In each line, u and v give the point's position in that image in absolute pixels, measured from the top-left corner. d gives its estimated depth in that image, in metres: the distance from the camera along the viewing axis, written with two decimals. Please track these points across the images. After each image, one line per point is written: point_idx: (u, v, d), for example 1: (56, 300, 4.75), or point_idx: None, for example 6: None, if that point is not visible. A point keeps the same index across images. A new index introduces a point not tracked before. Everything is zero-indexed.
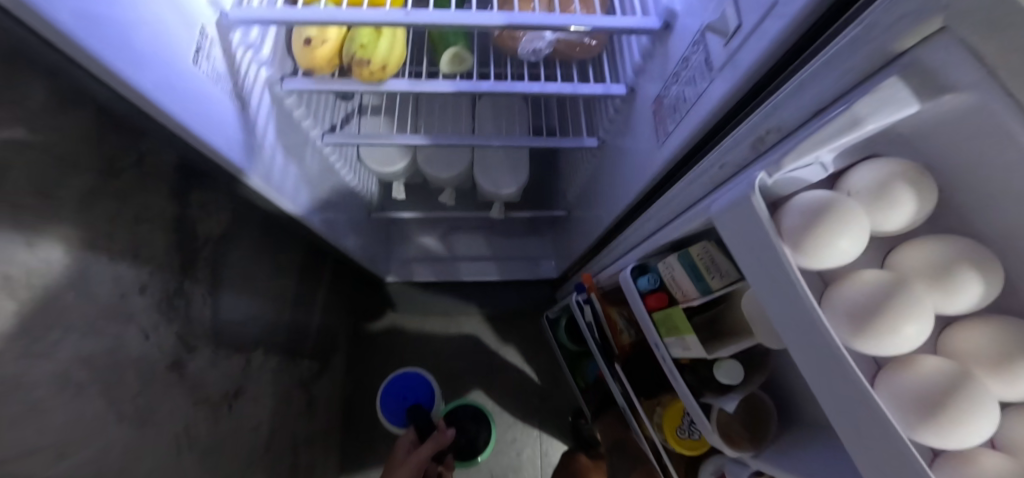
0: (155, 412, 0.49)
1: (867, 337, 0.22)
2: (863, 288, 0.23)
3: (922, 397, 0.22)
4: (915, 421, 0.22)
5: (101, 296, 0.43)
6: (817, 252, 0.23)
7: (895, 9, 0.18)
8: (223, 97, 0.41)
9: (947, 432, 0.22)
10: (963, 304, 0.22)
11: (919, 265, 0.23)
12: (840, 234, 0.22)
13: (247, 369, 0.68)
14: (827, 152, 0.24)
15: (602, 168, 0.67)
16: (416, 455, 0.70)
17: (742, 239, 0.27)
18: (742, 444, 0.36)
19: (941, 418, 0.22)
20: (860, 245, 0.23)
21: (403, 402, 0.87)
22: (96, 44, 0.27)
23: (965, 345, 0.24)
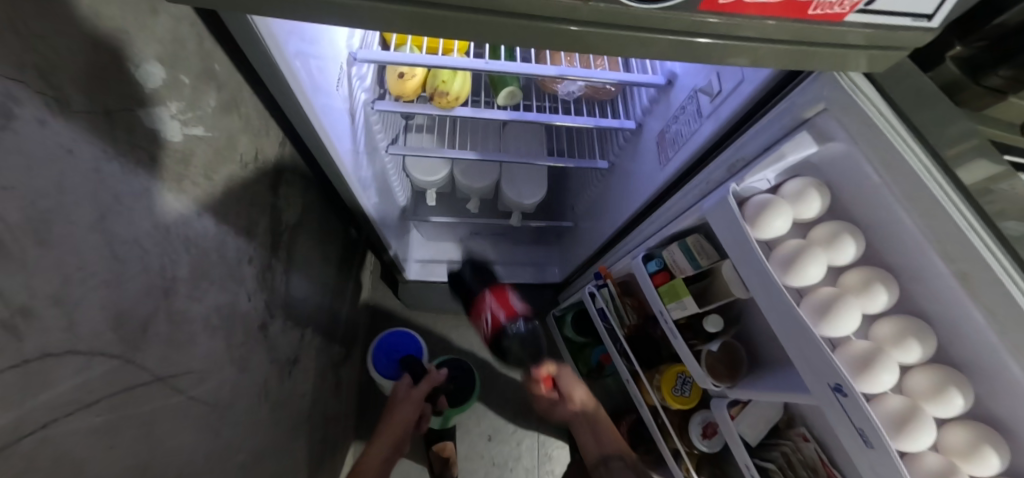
0: (249, 363, 0.60)
1: (789, 273, 0.36)
2: (788, 248, 0.37)
3: (817, 307, 0.35)
4: (816, 322, 0.35)
5: (228, 259, 0.55)
6: (763, 227, 0.38)
7: (803, 96, 0.35)
8: (343, 113, 0.55)
9: (829, 327, 0.34)
10: (844, 256, 0.36)
11: (819, 235, 0.37)
12: (775, 216, 0.37)
13: (301, 343, 0.78)
14: (771, 174, 0.41)
15: (609, 188, 0.83)
16: (416, 393, 0.89)
17: (721, 219, 0.41)
18: (723, 378, 0.50)
19: (825, 317, 0.34)
20: (787, 223, 0.38)
21: (395, 355, 0.99)
22: (295, 68, 0.41)
23: (848, 279, 0.36)
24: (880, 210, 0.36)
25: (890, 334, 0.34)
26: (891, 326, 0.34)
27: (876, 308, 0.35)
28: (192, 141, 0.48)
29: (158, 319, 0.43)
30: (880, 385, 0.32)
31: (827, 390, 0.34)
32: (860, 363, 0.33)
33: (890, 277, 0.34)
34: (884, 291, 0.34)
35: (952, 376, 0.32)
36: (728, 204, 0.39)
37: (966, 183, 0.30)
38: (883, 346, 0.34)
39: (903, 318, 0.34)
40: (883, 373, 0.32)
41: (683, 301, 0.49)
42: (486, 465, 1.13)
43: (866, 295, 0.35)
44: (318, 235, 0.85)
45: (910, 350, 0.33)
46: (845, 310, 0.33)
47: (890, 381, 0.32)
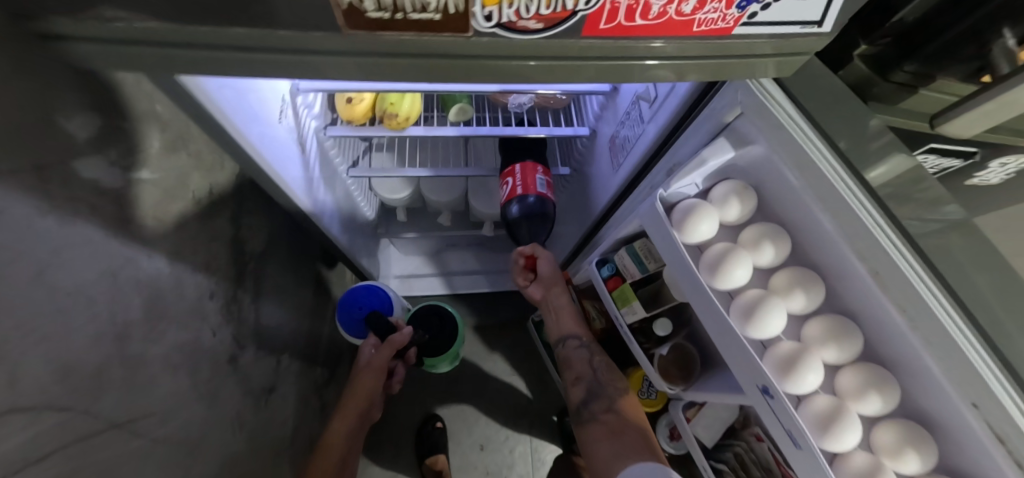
0: (219, 398, 0.60)
1: (714, 276, 0.37)
2: (714, 251, 0.38)
3: (742, 309, 0.36)
4: (743, 323, 0.36)
5: (188, 297, 0.56)
6: (690, 230, 0.39)
7: (721, 100, 0.36)
8: (291, 143, 0.56)
9: (758, 325, 0.35)
10: (765, 257, 0.39)
11: (748, 240, 0.39)
12: (700, 220, 0.39)
13: (277, 370, 0.78)
14: (698, 178, 0.42)
15: (576, 193, 0.83)
16: (377, 361, 0.82)
17: (654, 228, 0.42)
18: (675, 380, 0.52)
19: (753, 317, 0.35)
20: (712, 226, 0.39)
21: (359, 312, 0.88)
22: (223, 103, 0.41)
23: (776, 281, 0.38)
24: (800, 204, 0.37)
25: (817, 332, 0.36)
26: (819, 326, 0.36)
27: (798, 307, 0.37)
28: (141, 184, 0.49)
29: (112, 365, 0.43)
30: (807, 384, 0.34)
31: (756, 392, 0.36)
32: (788, 361, 0.34)
33: (809, 277, 0.37)
34: (804, 293, 0.37)
35: (879, 374, 0.34)
36: (656, 210, 0.41)
37: (871, 180, 0.31)
38: (809, 345, 0.36)
39: (827, 316, 0.36)
40: (809, 372, 0.33)
41: (632, 305, 0.51)
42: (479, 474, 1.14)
43: (790, 297, 0.37)
44: (290, 261, 0.87)
45: (833, 348, 0.35)
46: (771, 311, 0.35)
47: (817, 381, 0.34)
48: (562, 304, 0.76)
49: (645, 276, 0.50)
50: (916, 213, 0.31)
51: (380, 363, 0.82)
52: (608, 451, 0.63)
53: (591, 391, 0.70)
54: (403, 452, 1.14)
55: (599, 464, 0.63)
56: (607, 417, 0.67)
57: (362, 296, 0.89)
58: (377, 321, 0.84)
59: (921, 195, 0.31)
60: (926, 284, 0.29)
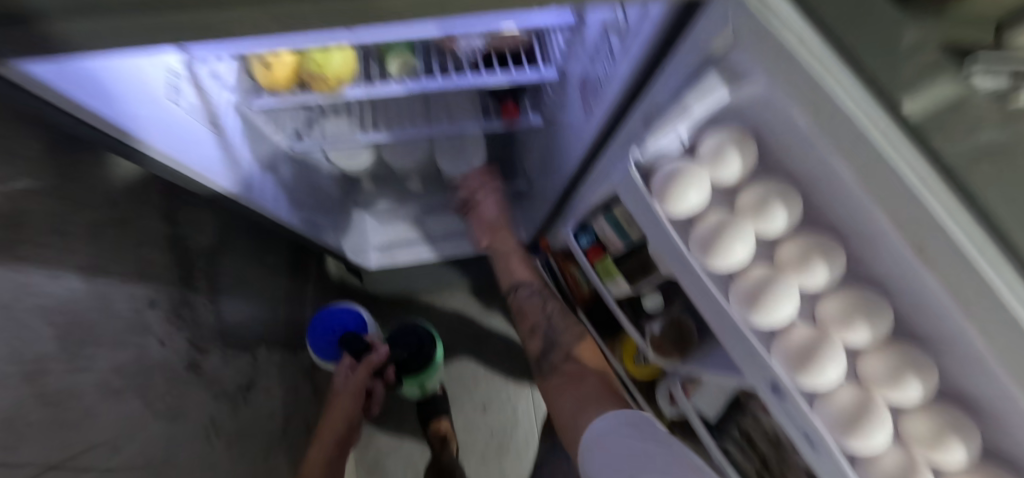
0: (183, 410, 0.57)
1: (708, 255, 0.32)
2: (706, 227, 0.33)
3: (743, 298, 0.32)
4: (744, 310, 0.32)
5: (121, 312, 0.50)
6: (675, 202, 0.32)
7: (706, 27, 0.27)
8: (198, 124, 0.49)
9: (764, 314, 0.31)
10: (773, 225, 0.32)
11: (747, 203, 0.32)
12: (688, 187, 0.32)
13: (254, 365, 0.76)
14: (681, 128, 0.33)
15: (550, 143, 0.75)
16: (352, 383, 0.86)
17: (636, 208, 0.36)
18: (669, 352, 0.55)
19: (758, 305, 0.31)
20: (702, 193, 0.32)
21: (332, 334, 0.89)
22: (80, 95, 0.32)
23: (786, 254, 0.32)
24: (809, 154, 0.30)
25: (836, 313, 0.31)
26: (839, 304, 0.31)
27: (813, 282, 0.31)
28: (33, 196, 0.40)
29: (30, 406, 0.38)
30: (828, 382, 0.31)
31: (766, 391, 0.34)
32: (800, 357, 0.31)
33: (829, 245, 0.32)
34: (822, 266, 0.31)
35: (908, 358, 0.30)
36: (636, 185, 0.34)
37: (911, 121, 0.23)
38: (829, 330, 0.32)
39: (848, 293, 0.31)
40: (830, 366, 0.30)
41: (615, 280, 0.51)
42: (485, 433, 1.16)
43: (808, 270, 0.31)
44: (251, 248, 0.82)
45: (856, 333, 0.31)
46: (779, 301, 0.31)
47: (838, 374, 0.31)
48: (506, 243, 0.92)
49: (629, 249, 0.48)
50: (962, 144, 0.23)
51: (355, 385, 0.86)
52: (576, 385, 0.75)
53: (548, 342, 0.81)
54: (407, 420, 1.15)
55: (565, 417, 0.74)
56: (574, 351, 0.78)
57: (333, 319, 0.91)
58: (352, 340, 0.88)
59: (972, 123, 0.23)
60: (981, 252, 0.23)
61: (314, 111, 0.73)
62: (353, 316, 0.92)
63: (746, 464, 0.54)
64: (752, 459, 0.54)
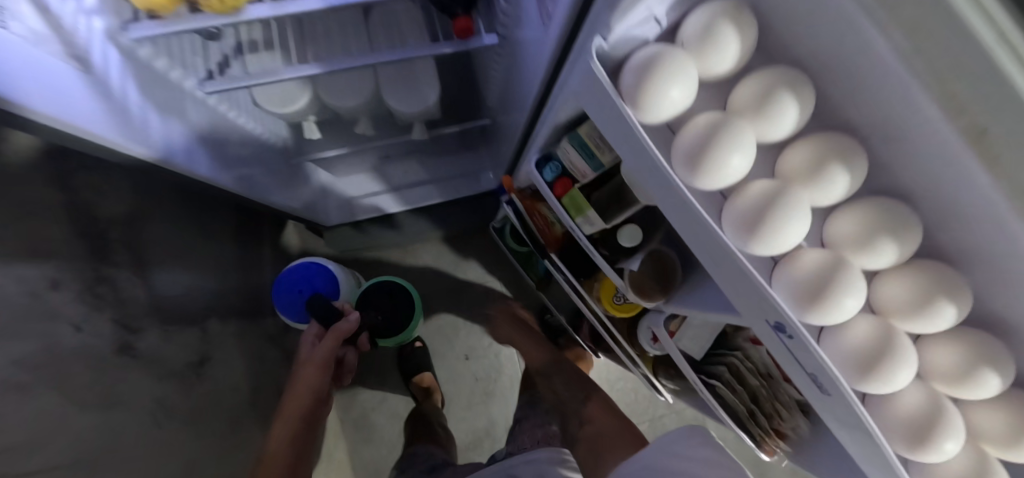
0: (119, 396, 0.51)
1: (695, 174, 0.28)
2: (696, 132, 0.28)
3: (741, 221, 0.29)
4: (743, 238, 0.29)
5: (12, 299, 0.41)
6: (652, 104, 0.27)
7: None
8: (50, 59, 0.37)
9: (766, 238, 0.29)
10: (781, 127, 0.28)
11: (746, 101, 0.28)
12: (668, 83, 0.26)
13: (205, 338, 0.70)
14: (656, 4, 0.25)
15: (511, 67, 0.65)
16: (317, 355, 0.80)
17: (618, 134, 0.30)
18: (649, 292, 0.53)
19: (760, 228, 0.28)
20: (685, 89, 0.27)
21: (301, 296, 0.89)
22: None
23: (794, 162, 0.29)
24: (847, 24, 0.21)
25: (852, 232, 0.30)
26: (855, 221, 0.30)
27: (825, 193, 0.29)
28: None
29: None
30: (844, 312, 0.30)
31: (765, 323, 0.34)
32: (813, 282, 0.29)
33: (848, 146, 0.28)
34: (839, 172, 0.28)
35: (933, 279, 0.31)
36: (602, 86, 0.27)
37: None
38: (844, 251, 0.30)
39: (864, 207, 0.30)
40: (847, 298, 0.29)
41: (589, 215, 0.46)
42: (469, 381, 1.16)
43: (827, 178, 0.28)
44: (186, 214, 0.72)
45: (872, 250, 0.29)
46: (788, 221, 0.28)
47: (854, 303, 0.30)
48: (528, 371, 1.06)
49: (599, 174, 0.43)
50: None
51: (319, 358, 0.81)
52: (601, 444, 0.75)
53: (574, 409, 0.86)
54: (389, 376, 1.14)
55: (587, 459, 0.74)
56: (587, 415, 0.83)
57: (298, 279, 0.89)
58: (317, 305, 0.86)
59: None
60: None
61: (227, 45, 0.60)
62: (322, 276, 0.92)
63: (738, 401, 0.59)
64: (742, 394, 0.59)
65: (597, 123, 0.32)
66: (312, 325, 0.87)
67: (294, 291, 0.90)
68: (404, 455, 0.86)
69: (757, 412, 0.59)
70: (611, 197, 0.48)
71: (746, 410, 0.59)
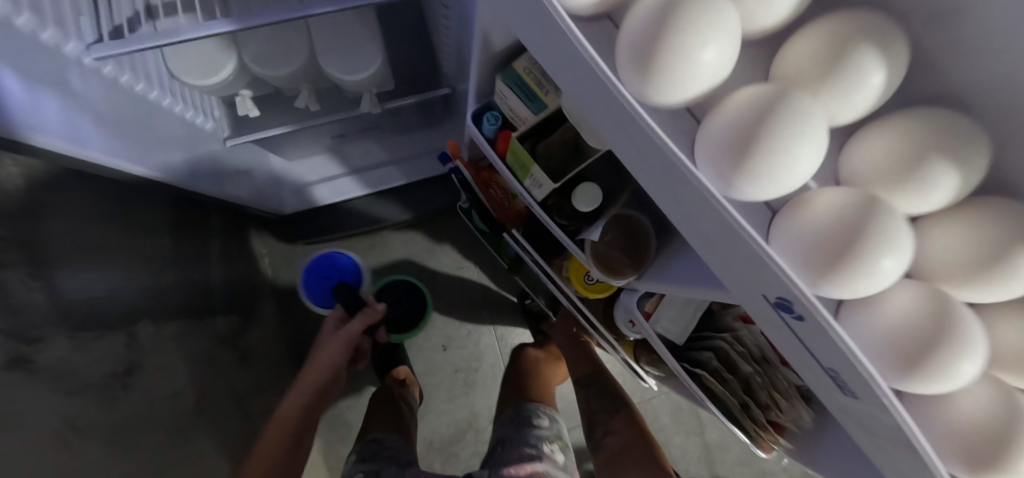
0: (16, 415, 0.41)
1: (650, 80, 0.22)
2: (646, 19, 0.22)
3: (722, 149, 0.22)
4: (728, 175, 0.22)
5: None
6: None
7: None
8: None
9: (762, 168, 0.22)
10: (770, 14, 0.23)
11: None
12: None
13: (133, 344, 0.61)
14: None
15: (460, 19, 0.56)
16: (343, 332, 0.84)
17: (547, 46, 0.25)
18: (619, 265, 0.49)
19: (750, 154, 0.22)
20: None
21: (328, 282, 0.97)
22: None
23: (799, 58, 0.23)
24: None
25: (882, 160, 0.24)
26: (883, 145, 0.24)
27: (842, 99, 0.23)
28: None
29: None
30: (882, 280, 0.23)
31: (764, 301, 0.27)
32: (834, 226, 0.23)
33: (871, 21, 0.23)
34: (872, 57, 0.22)
35: (1015, 222, 0.24)
36: None
37: None
38: (867, 183, 0.24)
39: (898, 127, 0.24)
40: (882, 258, 0.22)
41: (534, 174, 0.44)
42: (448, 372, 1.10)
43: (850, 73, 0.23)
44: (107, 207, 0.62)
45: (909, 180, 0.23)
46: (798, 143, 0.22)
47: (897, 266, 0.23)
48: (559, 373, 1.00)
49: (540, 117, 0.43)
50: None
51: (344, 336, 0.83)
52: (625, 457, 0.75)
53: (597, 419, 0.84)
54: (360, 373, 1.07)
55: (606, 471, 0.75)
56: (611, 425, 0.82)
57: (325, 268, 0.97)
58: (345, 292, 0.92)
59: None
60: None
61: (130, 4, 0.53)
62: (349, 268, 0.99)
63: (727, 392, 0.53)
64: (732, 384, 0.54)
65: (526, 45, 0.28)
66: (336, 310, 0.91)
67: (322, 277, 0.98)
68: (359, 443, 0.77)
69: (752, 405, 0.53)
70: (563, 154, 0.46)
71: (738, 404, 0.53)
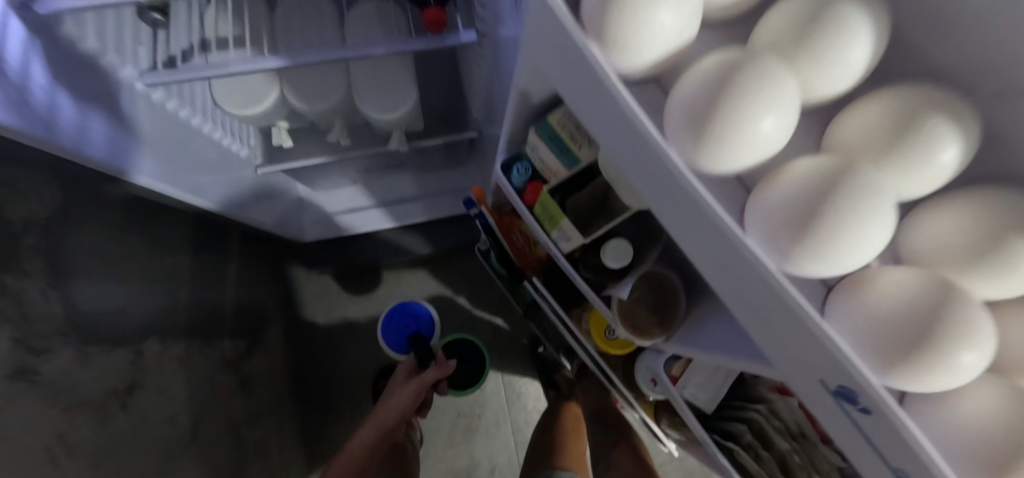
0: (3, 431, 0.39)
1: (701, 146, 0.22)
2: (695, 86, 0.22)
3: (785, 223, 0.22)
4: (788, 246, 0.22)
5: None
6: (631, 38, 0.21)
7: None
8: None
9: (828, 241, 0.21)
10: (828, 85, 0.23)
11: (776, 35, 0.23)
12: (657, 4, 0.21)
13: (137, 362, 0.60)
14: None
15: (493, 68, 0.59)
16: (421, 378, 0.85)
17: (593, 107, 0.25)
18: (648, 327, 0.49)
19: (813, 225, 0.21)
20: (676, 20, 0.21)
21: (405, 330, 0.99)
22: None
23: (860, 133, 0.23)
24: None
25: (953, 242, 0.23)
26: (953, 223, 0.23)
27: (909, 176, 0.23)
28: None
29: None
30: (962, 374, 0.21)
31: (821, 388, 0.25)
32: (909, 309, 0.21)
33: (948, 96, 0.22)
34: (946, 127, 0.22)
35: None
36: (562, 23, 0.22)
37: None
38: (937, 261, 0.23)
39: (969, 209, 0.22)
40: (966, 353, 0.20)
41: (563, 225, 0.44)
42: (452, 417, 1.06)
43: (922, 145, 0.22)
44: (129, 223, 0.63)
45: (990, 266, 0.22)
46: (867, 219, 0.21)
47: (978, 361, 0.21)
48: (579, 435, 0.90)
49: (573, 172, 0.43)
50: None
51: (423, 382, 0.85)
52: None
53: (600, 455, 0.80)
54: None
55: None
56: (612, 458, 0.78)
57: (406, 316, 1.00)
58: (419, 344, 0.95)
59: None
60: None
61: (193, 38, 0.58)
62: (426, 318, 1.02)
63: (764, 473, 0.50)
64: (768, 463, 0.51)
65: (568, 104, 0.28)
66: (407, 358, 0.93)
67: (402, 325, 1.00)
68: None
69: None
70: (593, 208, 0.47)
71: None
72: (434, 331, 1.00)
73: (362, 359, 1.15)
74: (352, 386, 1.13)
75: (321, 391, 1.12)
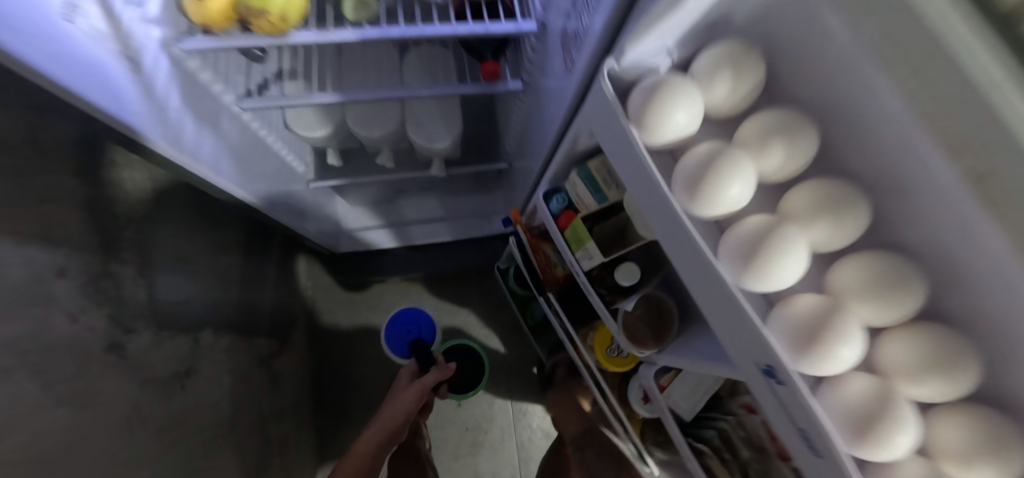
0: (99, 395, 0.46)
1: (695, 200, 0.30)
2: (694, 160, 0.30)
3: (734, 254, 0.30)
4: (740, 271, 0.30)
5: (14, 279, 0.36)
6: (656, 126, 0.30)
7: None
8: (107, 56, 0.39)
9: (761, 271, 0.29)
10: (787, 166, 0.32)
11: (753, 134, 0.32)
12: (673, 108, 0.29)
13: (193, 350, 0.67)
14: (670, 38, 0.30)
15: (531, 113, 0.68)
16: (421, 382, 0.89)
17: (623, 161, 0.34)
18: (646, 342, 0.55)
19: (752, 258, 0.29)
20: (686, 119, 0.30)
21: (409, 335, 1.05)
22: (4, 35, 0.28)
23: (792, 204, 0.32)
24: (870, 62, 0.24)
25: (849, 283, 0.31)
26: (850, 269, 0.31)
27: (820, 238, 0.31)
28: None
29: None
30: (841, 364, 0.29)
31: (755, 366, 0.33)
32: (809, 320, 0.29)
33: (833, 195, 0.31)
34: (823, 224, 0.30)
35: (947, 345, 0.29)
36: (611, 104, 0.31)
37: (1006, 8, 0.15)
38: (841, 295, 0.31)
39: (861, 261, 0.31)
40: (841, 347, 0.29)
41: (589, 247, 0.52)
42: (457, 430, 1.10)
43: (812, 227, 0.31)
44: (196, 224, 0.72)
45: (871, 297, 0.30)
46: (785, 256, 0.29)
47: (853, 355, 0.29)
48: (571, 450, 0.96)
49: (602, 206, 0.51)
50: None
51: (424, 385, 0.89)
52: None
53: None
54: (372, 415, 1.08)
55: None
56: None
57: (407, 321, 1.06)
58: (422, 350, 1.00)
59: None
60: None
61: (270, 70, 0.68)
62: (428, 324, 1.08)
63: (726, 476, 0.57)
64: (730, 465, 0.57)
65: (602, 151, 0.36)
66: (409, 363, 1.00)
67: (404, 330, 1.06)
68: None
69: None
70: (614, 235, 0.54)
71: None
72: (434, 336, 1.06)
73: (376, 366, 1.20)
74: (365, 392, 1.19)
75: (336, 394, 1.18)
